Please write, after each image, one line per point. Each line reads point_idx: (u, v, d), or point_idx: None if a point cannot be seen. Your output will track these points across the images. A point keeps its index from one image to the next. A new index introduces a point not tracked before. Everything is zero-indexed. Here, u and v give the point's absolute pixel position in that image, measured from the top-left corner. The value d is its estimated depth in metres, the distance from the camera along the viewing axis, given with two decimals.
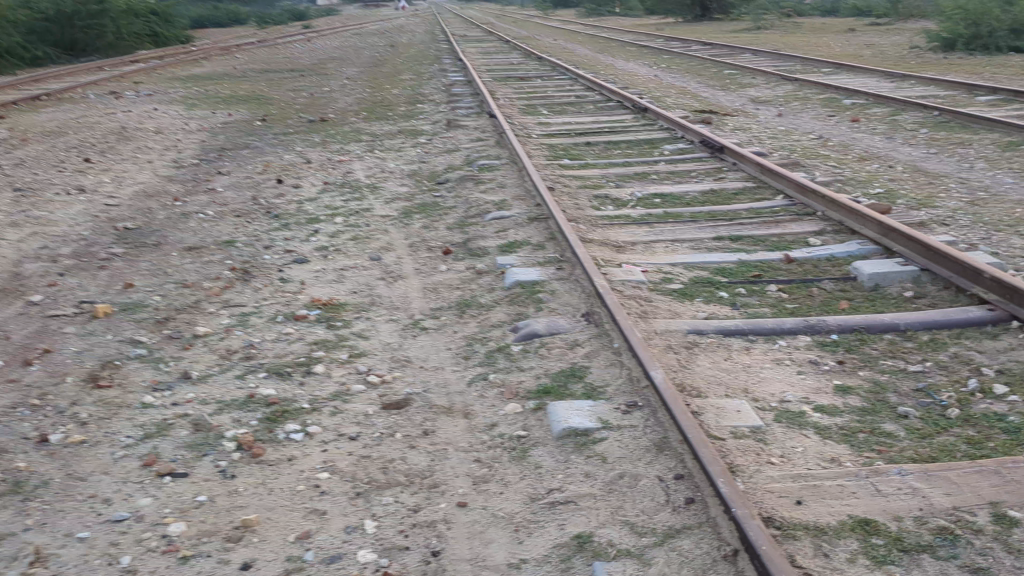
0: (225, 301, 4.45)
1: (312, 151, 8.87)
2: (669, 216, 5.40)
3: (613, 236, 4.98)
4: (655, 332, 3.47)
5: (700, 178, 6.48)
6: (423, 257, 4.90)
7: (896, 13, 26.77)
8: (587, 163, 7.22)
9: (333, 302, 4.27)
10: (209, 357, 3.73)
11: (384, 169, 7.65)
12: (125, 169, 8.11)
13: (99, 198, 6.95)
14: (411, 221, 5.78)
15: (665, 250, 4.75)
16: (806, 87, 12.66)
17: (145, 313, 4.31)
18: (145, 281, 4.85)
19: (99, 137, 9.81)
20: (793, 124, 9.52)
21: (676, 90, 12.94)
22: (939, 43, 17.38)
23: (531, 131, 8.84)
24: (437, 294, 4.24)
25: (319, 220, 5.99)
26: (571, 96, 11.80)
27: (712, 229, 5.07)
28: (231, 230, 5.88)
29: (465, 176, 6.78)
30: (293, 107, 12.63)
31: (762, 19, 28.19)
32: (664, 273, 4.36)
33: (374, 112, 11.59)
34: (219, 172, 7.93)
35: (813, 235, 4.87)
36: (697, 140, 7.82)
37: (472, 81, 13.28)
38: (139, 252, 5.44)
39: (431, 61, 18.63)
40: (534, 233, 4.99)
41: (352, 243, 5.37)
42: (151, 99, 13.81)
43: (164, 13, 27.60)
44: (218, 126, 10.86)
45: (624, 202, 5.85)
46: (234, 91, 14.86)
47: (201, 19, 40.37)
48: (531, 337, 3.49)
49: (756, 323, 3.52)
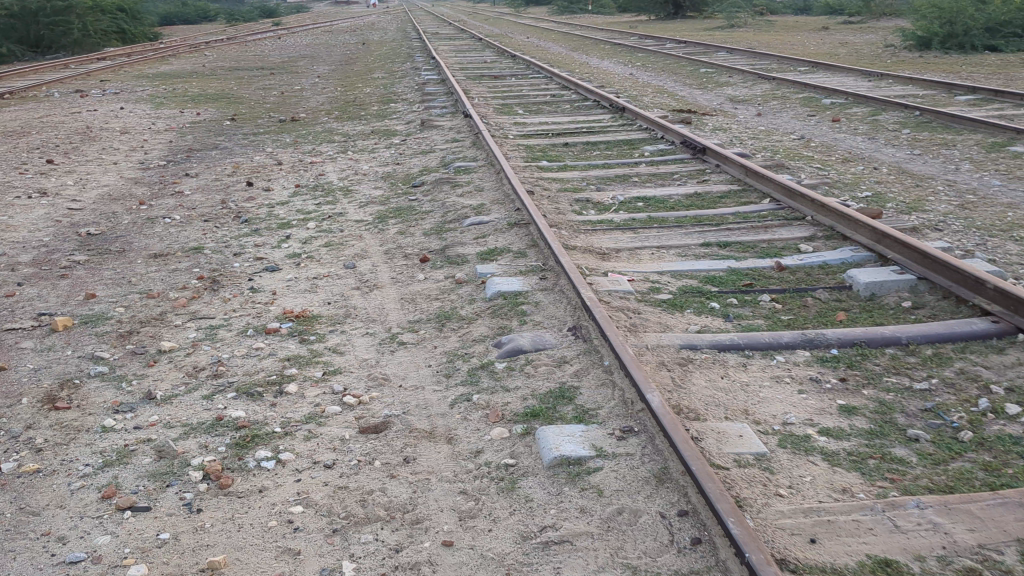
0: (192, 313, 4.24)
1: (283, 152, 8.64)
2: (654, 221, 5.24)
3: (596, 242, 4.81)
4: (647, 347, 3.32)
5: (683, 180, 6.33)
6: (400, 265, 4.71)
7: (869, 11, 26.85)
8: (566, 165, 7.05)
9: (307, 314, 4.07)
10: (174, 374, 3.52)
11: (358, 171, 7.44)
12: (89, 171, 7.85)
13: (61, 202, 6.70)
14: (387, 226, 5.58)
15: (651, 257, 4.60)
16: (783, 86, 12.56)
17: (108, 326, 4.09)
18: (108, 291, 4.62)
19: (62, 137, 9.52)
20: (773, 124, 9.40)
21: (653, 89, 12.81)
22: (914, 42, 17.38)
23: (508, 132, 8.66)
24: (416, 305, 4.06)
25: (290, 225, 5.78)
26: (548, 95, 11.62)
27: (699, 234, 4.93)
28: (200, 236, 5.66)
29: (441, 179, 6.59)
30: (263, 106, 12.36)
31: (737, 17, 28.16)
32: (652, 281, 4.20)
33: (346, 112, 11.36)
34: (187, 174, 7.69)
35: (802, 242, 4.74)
36: (677, 140, 7.66)
37: (446, 81, 13.07)
38: (103, 260, 5.21)
39: (403, 60, 18.41)
40: (515, 239, 4.81)
41: (325, 249, 5.16)
42: (117, 98, 13.50)
43: (132, 9, 27.16)
44: (186, 126, 10.59)
45: (606, 206, 5.69)
46: (202, 89, 14.56)
47: (170, 16, 39.88)
48: (515, 352, 3.31)
49: (753, 337, 3.40)
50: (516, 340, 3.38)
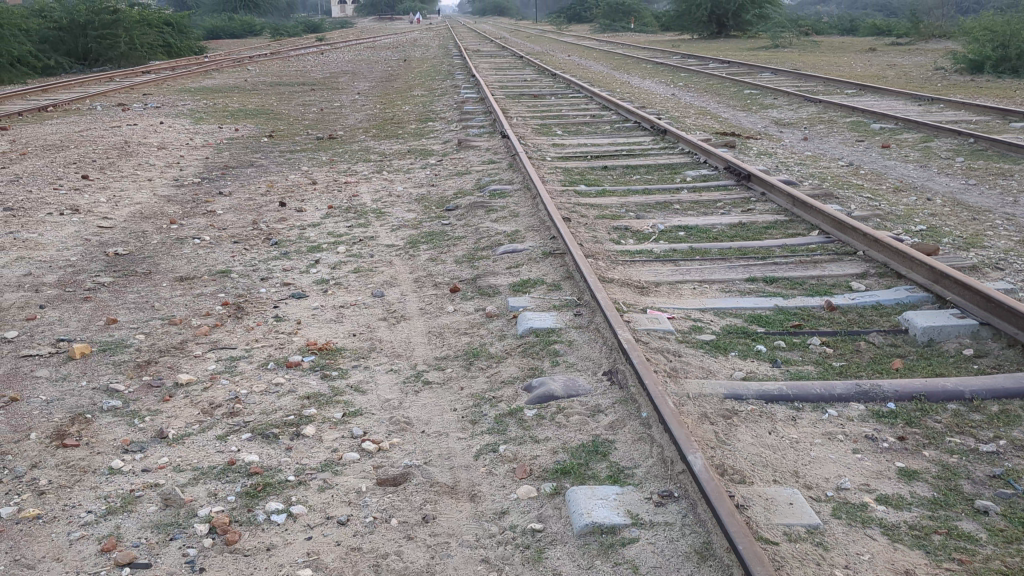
0: (212, 342, 4.08)
1: (318, 171, 8.52)
2: (696, 252, 5.03)
3: (636, 274, 4.60)
4: (689, 396, 3.12)
5: (727, 208, 6.10)
6: (430, 294, 4.53)
7: (917, 33, 26.49)
8: (605, 189, 6.84)
9: (330, 346, 3.90)
10: (189, 410, 3.36)
11: (392, 192, 7.29)
12: (124, 187, 7.78)
13: (92, 219, 6.61)
14: (419, 251, 5.41)
15: (693, 291, 4.38)
16: (830, 109, 12.28)
17: (125, 355, 3.94)
18: (130, 315, 4.48)
19: (99, 152, 9.50)
20: (820, 149, 9.14)
21: (696, 111, 12.58)
22: (965, 65, 17.02)
23: (546, 153, 8.48)
24: (444, 339, 3.87)
25: (321, 249, 5.63)
26: (587, 115, 11.44)
27: (743, 268, 4.70)
28: (228, 259, 5.52)
29: (476, 202, 6.42)
30: (301, 123, 12.30)
31: (782, 37, 27.87)
32: (693, 319, 3.99)
33: (384, 130, 11.26)
34: (221, 192, 7.59)
35: (854, 280, 4.50)
36: (720, 165, 7.43)
37: (485, 99, 12.93)
38: (128, 282, 5.08)
39: (443, 77, 18.34)
40: (550, 269, 4.61)
41: (354, 276, 5.00)
42: (157, 112, 13.52)
43: (178, 23, 27.41)
44: (224, 142, 10.55)
45: (646, 234, 5.47)
46: (242, 104, 14.55)
47: (215, 30, 40.33)
48: (546, 399, 3.11)
49: (803, 388, 3.20)
50: (548, 385, 3.17)
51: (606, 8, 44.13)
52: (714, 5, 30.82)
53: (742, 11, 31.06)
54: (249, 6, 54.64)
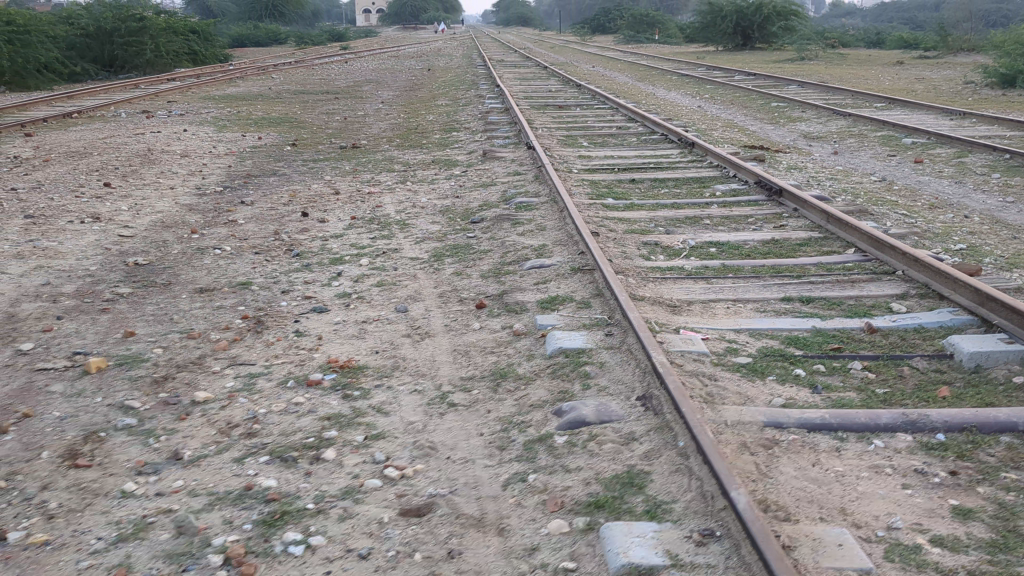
0: (231, 358, 3.97)
1: (341, 180, 8.43)
2: (728, 269, 4.88)
3: (667, 292, 4.45)
4: (726, 424, 2.98)
5: (759, 224, 5.95)
6: (455, 310, 4.41)
7: (945, 46, 26.24)
8: (633, 203, 6.70)
9: (352, 364, 3.78)
10: (205, 430, 3.24)
11: (416, 203, 7.18)
12: (145, 196, 7.71)
13: (113, 228, 6.53)
14: (444, 265, 5.29)
15: (727, 311, 4.22)
16: (860, 122, 12.09)
17: (142, 370, 3.83)
18: (147, 328, 4.38)
19: (123, 160, 9.46)
20: (851, 164, 8.97)
21: (723, 123, 12.42)
22: (997, 79, 16.79)
23: (573, 165, 8.35)
24: (470, 358, 3.74)
25: (343, 261, 5.52)
26: (613, 127, 11.31)
27: (778, 287, 4.54)
28: (248, 270, 5.42)
29: (502, 215, 6.30)
30: (325, 132, 12.23)
31: (808, 49, 27.65)
32: (729, 341, 3.84)
33: (408, 140, 11.16)
34: (243, 202, 7.50)
35: (893, 301, 4.34)
36: (750, 179, 7.28)
37: (509, 110, 12.82)
38: (146, 293, 4.98)
39: (467, 87, 18.26)
40: (579, 286, 4.47)
41: (377, 289, 4.88)
42: (181, 119, 13.50)
43: (204, 31, 27.52)
44: (247, 151, 10.49)
45: (677, 250, 5.32)
46: (266, 112, 14.52)
47: (241, 37, 40.57)
48: (578, 424, 2.97)
49: (846, 417, 3.05)
50: (579, 410, 3.03)
51: (630, 19, 44.04)
52: (739, 16, 30.64)
53: (768, 23, 30.86)
54: (274, 14, 54.90)
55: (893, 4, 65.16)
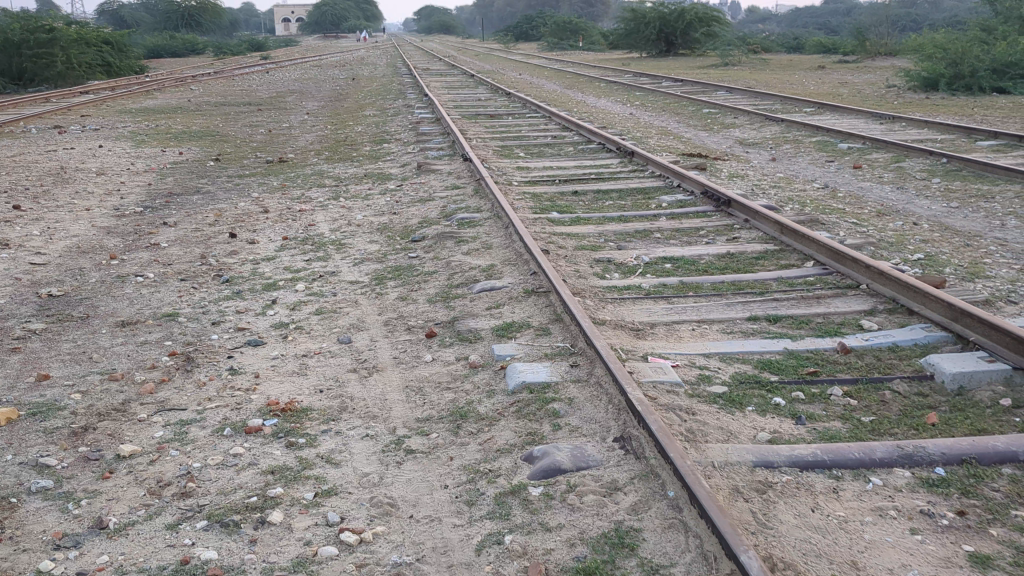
0: (159, 402, 3.60)
1: (270, 197, 8.04)
2: (687, 286, 4.66)
3: (627, 314, 4.21)
4: (713, 466, 2.74)
5: (711, 237, 5.75)
6: (403, 340, 4.10)
7: (863, 50, 26.69)
8: (578, 216, 6.46)
9: (294, 407, 3.44)
10: (132, 491, 2.87)
11: (351, 221, 6.85)
12: (59, 218, 7.22)
13: (23, 255, 6.06)
14: (387, 289, 4.97)
15: (693, 334, 3.99)
16: (792, 127, 12.07)
17: (59, 420, 3.44)
18: (63, 370, 3.97)
19: (33, 179, 8.92)
20: (791, 171, 8.89)
21: (657, 131, 12.29)
22: (918, 83, 17.04)
23: (512, 177, 8.10)
24: (424, 396, 3.44)
25: (277, 287, 5.17)
26: (548, 136, 11.10)
27: (742, 305, 4.33)
28: (174, 300, 5.03)
29: (444, 233, 6.01)
30: (249, 145, 11.79)
31: (730, 54, 27.89)
32: (700, 367, 3.60)
33: (337, 153, 10.78)
34: (166, 223, 7.07)
35: (862, 318, 4.17)
36: (696, 189, 7.10)
37: (440, 119, 12.52)
38: (62, 328, 4.57)
39: (394, 96, 17.88)
40: (534, 311, 4.21)
41: (317, 318, 4.55)
42: (96, 135, 12.90)
43: (118, 42, 26.61)
44: (167, 167, 10.02)
45: (631, 266, 5.09)
46: (186, 126, 13.99)
47: (157, 48, 39.55)
48: (552, 473, 2.69)
49: (839, 453, 2.84)
50: (552, 455, 2.76)
51: (553, 27, 44.03)
52: (662, 23, 30.81)
53: (690, 29, 31.04)
54: (190, 23, 53.65)
55: (807, 9, 66.53)
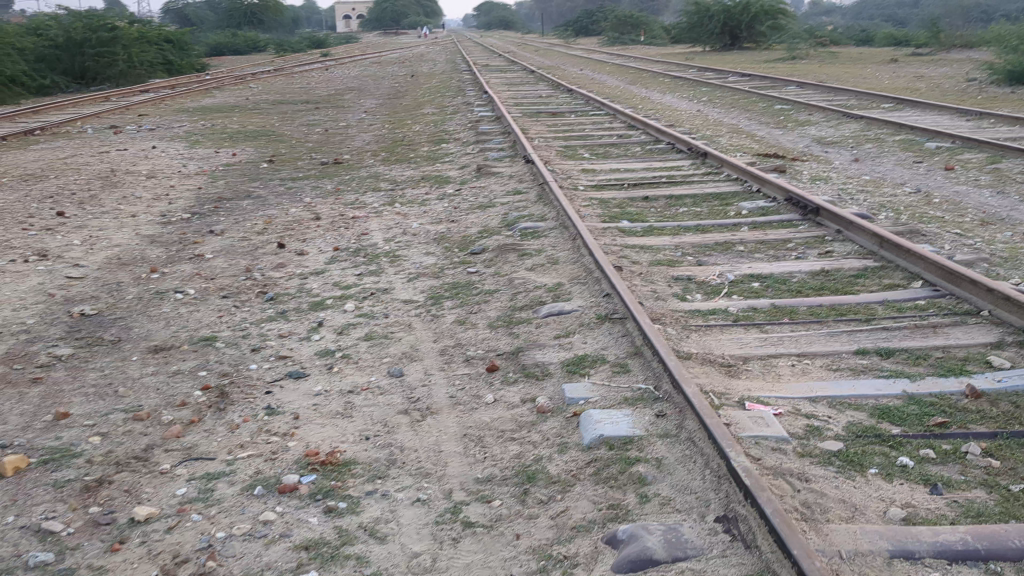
0: (186, 450, 3.17)
1: (322, 202, 7.65)
2: (783, 312, 4.13)
3: (716, 346, 3.68)
4: (840, 560, 2.23)
5: (801, 250, 5.19)
6: (461, 375, 3.63)
7: (939, 43, 25.63)
8: (652, 226, 5.94)
9: (336, 459, 2.99)
10: (144, 570, 2.44)
11: (406, 230, 6.42)
12: (103, 226, 6.92)
13: (60, 268, 5.74)
14: (443, 310, 4.51)
15: (795, 372, 3.45)
16: (873, 125, 11.37)
17: (72, 472, 3.04)
18: (85, 408, 3.59)
19: (82, 182, 8.68)
20: (878, 173, 8.24)
21: (728, 129, 11.67)
22: (1003, 76, 16.09)
23: (577, 181, 7.60)
24: (486, 448, 2.96)
25: (325, 306, 4.74)
26: (613, 135, 10.58)
27: (847, 336, 3.78)
28: (213, 320, 4.63)
29: (506, 245, 5.53)
30: (304, 145, 11.47)
31: (798, 49, 26.97)
32: (806, 417, 3.07)
33: (394, 153, 10.38)
34: (212, 231, 6.71)
35: (991, 352, 3.58)
36: (778, 195, 6.54)
37: (501, 117, 12.05)
38: (90, 355, 4.19)
39: (455, 94, 17.47)
40: (609, 342, 3.70)
41: (366, 345, 4.10)
42: (151, 135, 12.70)
43: (179, 40, 26.56)
44: (219, 169, 9.72)
45: (715, 286, 4.57)
46: (242, 125, 13.73)
47: (220, 46, 39.74)
48: (642, 565, 2.20)
49: (996, 540, 2.29)
50: (642, 540, 2.27)
51: (614, 22, 43.31)
52: (727, 16, 30.02)
53: (755, 22, 30.18)
54: (253, 21, 53.92)
55: None
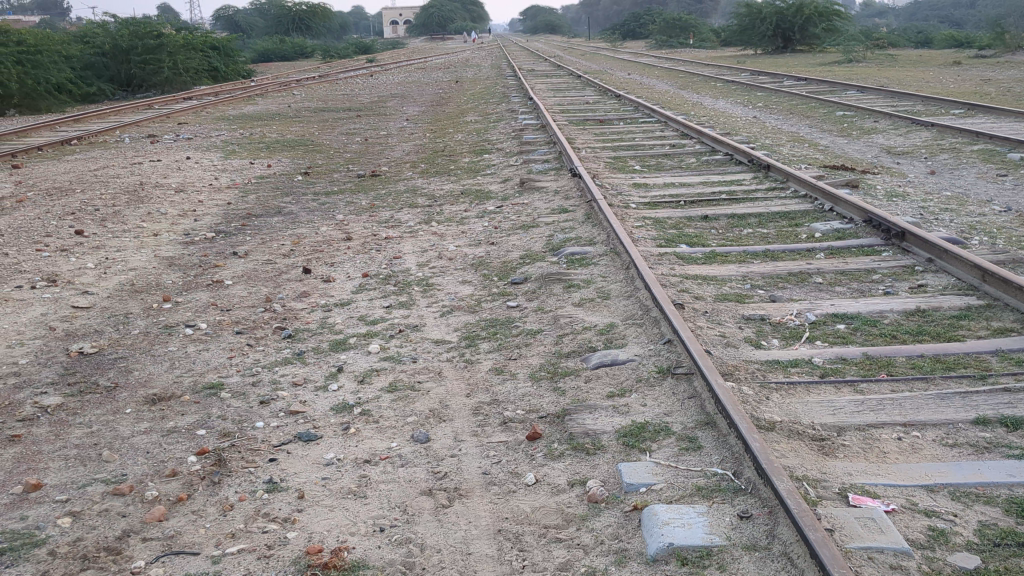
0: (168, 541, 2.64)
1: (355, 220, 7.15)
2: (879, 364, 3.51)
3: (803, 413, 3.08)
4: None
5: (888, 284, 4.56)
6: (498, 444, 3.06)
7: (1003, 43, 24.57)
8: (715, 250, 5.34)
9: (342, 560, 2.44)
10: None
11: (443, 253, 5.88)
12: (121, 246, 6.47)
13: (67, 296, 5.28)
14: (479, 355, 3.95)
15: (903, 449, 2.84)
16: (946, 132, 10.61)
17: (29, 569, 2.52)
18: (61, 476, 3.07)
19: (108, 197, 8.29)
20: (960, 189, 7.52)
21: (788, 138, 10.99)
22: None
23: (629, 197, 7.02)
24: (527, 554, 2.38)
25: (348, 347, 4.21)
26: (666, 144, 9.96)
27: (960, 399, 3.15)
28: (221, 362, 4.11)
29: (552, 274, 4.97)
30: (341, 156, 11.01)
31: (854, 52, 26.04)
32: (926, 515, 2.46)
33: (434, 165, 9.87)
34: (235, 252, 6.22)
35: None
36: (853, 216, 5.89)
37: (547, 126, 11.47)
38: (79, 405, 3.69)
39: (500, 100, 16.96)
40: (675, 405, 3.12)
41: (389, 399, 3.55)
42: (188, 145, 12.31)
43: (226, 46, 26.28)
44: (252, 181, 9.28)
45: (793, 328, 3.96)
46: (281, 134, 13.34)
47: (267, 52, 39.61)
48: None
49: None
50: None
51: (662, 24, 42.39)
52: (779, 19, 29.15)
53: (809, 24, 29.23)
54: (302, 28, 54.05)
55: None
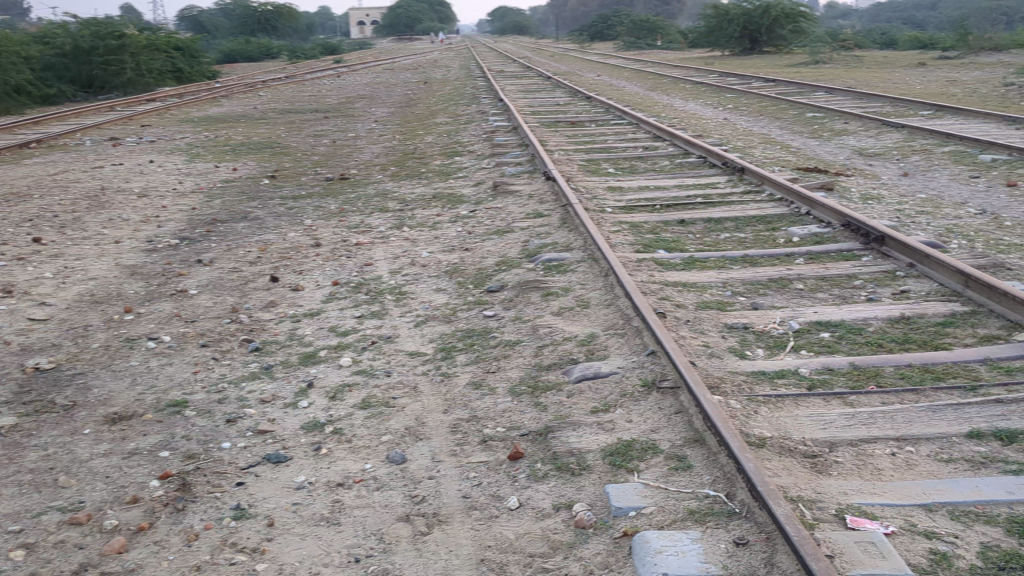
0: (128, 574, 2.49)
1: (323, 225, 6.98)
2: (867, 374, 3.41)
3: (793, 428, 2.97)
4: None
5: (870, 290, 4.47)
6: (478, 464, 2.93)
7: (967, 44, 24.77)
8: (694, 255, 5.24)
9: None
10: None
11: (415, 259, 5.73)
12: (81, 254, 6.26)
13: (24, 307, 5.07)
14: (455, 368, 3.81)
15: (898, 465, 2.74)
16: (917, 133, 10.60)
17: None
18: (14, 504, 2.90)
19: (67, 202, 8.05)
20: (934, 191, 7.48)
21: (760, 140, 10.94)
22: None
23: (603, 201, 6.91)
24: None
25: (318, 360, 4.05)
26: (639, 146, 9.87)
27: (953, 411, 3.06)
28: (186, 377, 3.94)
29: (528, 282, 4.84)
30: (309, 158, 10.81)
31: (821, 54, 26.14)
32: (927, 537, 2.36)
33: (404, 168, 9.70)
34: (200, 260, 6.03)
35: None
36: (830, 220, 5.81)
37: (518, 128, 11.35)
38: (35, 425, 3.51)
39: (469, 102, 16.82)
40: (661, 421, 3.00)
41: (362, 417, 3.40)
42: (151, 148, 12.05)
43: (190, 47, 25.91)
44: (216, 186, 9.07)
45: (777, 337, 3.86)
46: (247, 137, 13.10)
47: (232, 52, 39.13)
48: None
49: None
50: None
51: (630, 26, 42.42)
52: (747, 20, 29.23)
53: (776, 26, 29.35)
54: (268, 28, 53.54)
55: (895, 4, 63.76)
